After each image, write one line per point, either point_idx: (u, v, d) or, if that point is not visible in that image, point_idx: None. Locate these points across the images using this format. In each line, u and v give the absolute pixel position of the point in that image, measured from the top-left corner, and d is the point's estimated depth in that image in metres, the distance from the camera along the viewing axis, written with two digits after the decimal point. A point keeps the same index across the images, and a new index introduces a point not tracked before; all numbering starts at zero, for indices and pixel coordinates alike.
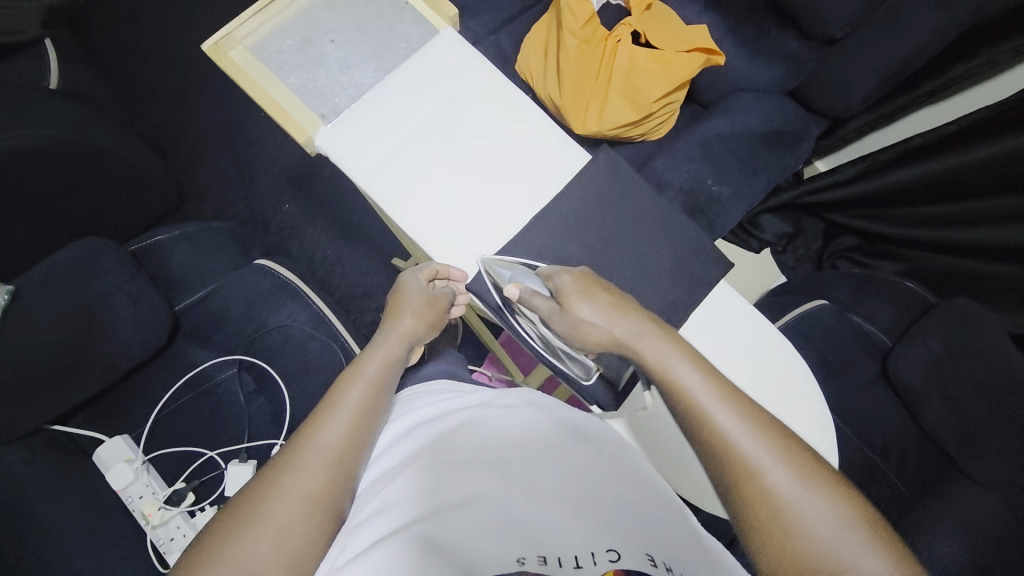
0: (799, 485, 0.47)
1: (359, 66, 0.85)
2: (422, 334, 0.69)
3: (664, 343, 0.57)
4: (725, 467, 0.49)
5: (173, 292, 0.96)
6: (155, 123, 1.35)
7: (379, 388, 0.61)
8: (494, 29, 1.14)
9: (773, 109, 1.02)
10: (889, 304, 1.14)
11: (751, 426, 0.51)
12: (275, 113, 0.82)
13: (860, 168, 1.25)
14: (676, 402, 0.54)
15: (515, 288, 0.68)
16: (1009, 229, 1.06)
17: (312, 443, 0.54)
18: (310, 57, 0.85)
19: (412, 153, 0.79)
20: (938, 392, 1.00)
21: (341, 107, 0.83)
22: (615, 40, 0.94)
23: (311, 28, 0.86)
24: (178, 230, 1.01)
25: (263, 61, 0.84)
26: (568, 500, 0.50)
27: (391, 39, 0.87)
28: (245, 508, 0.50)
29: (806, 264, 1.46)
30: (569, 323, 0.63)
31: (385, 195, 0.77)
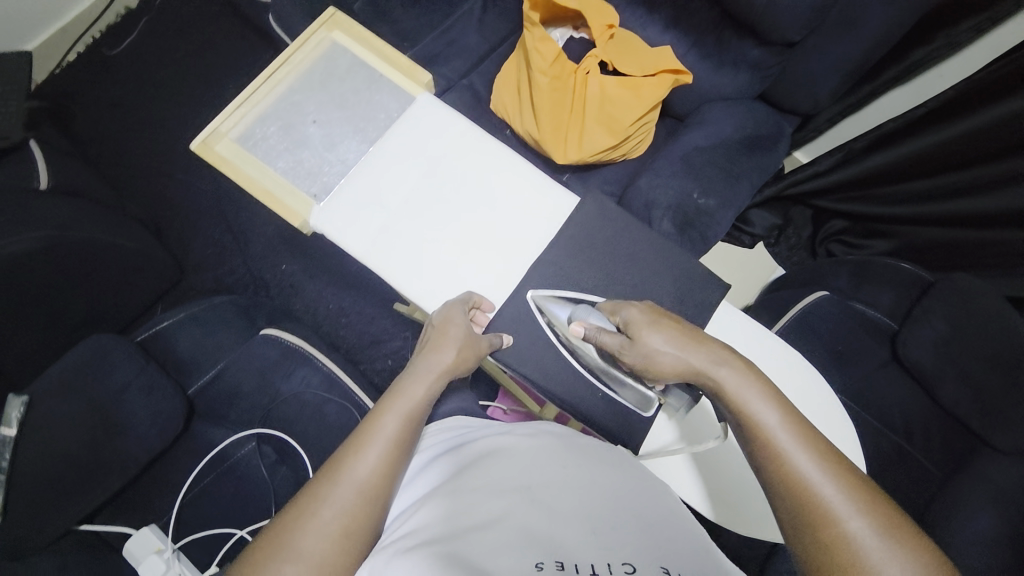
0: (878, 536, 0.46)
1: (345, 143, 0.88)
2: (459, 373, 0.68)
3: (744, 378, 0.57)
4: (800, 512, 0.49)
5: (184, 376, 0.97)
6: (145, 202, 1.37)
7: (412, 420, 0.60)
8: (465, 73, 1.17)
9: (746, 115, 1.04)
10: (889, 288, 1.15)
11: (835, 475, 0.49)
12: (267, 200, 0.84)
13: (838, 157, 1.28)
14: (754, 439, 0.53)
15: (580, 325, 0.70)
16: (998, 195, 1.07)
17: (344, 473, 0.54)
18: (293, 139, 0.87)
19: (405, 217, 0.81)
20: (950, 369, 1.01)
21: (331, 185, 0.85)
22: (583, 72, 0.97)
23: (292, 110, 0.89)
24: (182, 313, 1.01)
25: (250, 150, 0.86)
26: (588, 521, 0.49)
27: (371, 113, 0.90)
28: (278, 531, 0.51)
29: (801, 253, 1.48)
30: (641, 355, 0.63)
31: (387, 261, 0.79)
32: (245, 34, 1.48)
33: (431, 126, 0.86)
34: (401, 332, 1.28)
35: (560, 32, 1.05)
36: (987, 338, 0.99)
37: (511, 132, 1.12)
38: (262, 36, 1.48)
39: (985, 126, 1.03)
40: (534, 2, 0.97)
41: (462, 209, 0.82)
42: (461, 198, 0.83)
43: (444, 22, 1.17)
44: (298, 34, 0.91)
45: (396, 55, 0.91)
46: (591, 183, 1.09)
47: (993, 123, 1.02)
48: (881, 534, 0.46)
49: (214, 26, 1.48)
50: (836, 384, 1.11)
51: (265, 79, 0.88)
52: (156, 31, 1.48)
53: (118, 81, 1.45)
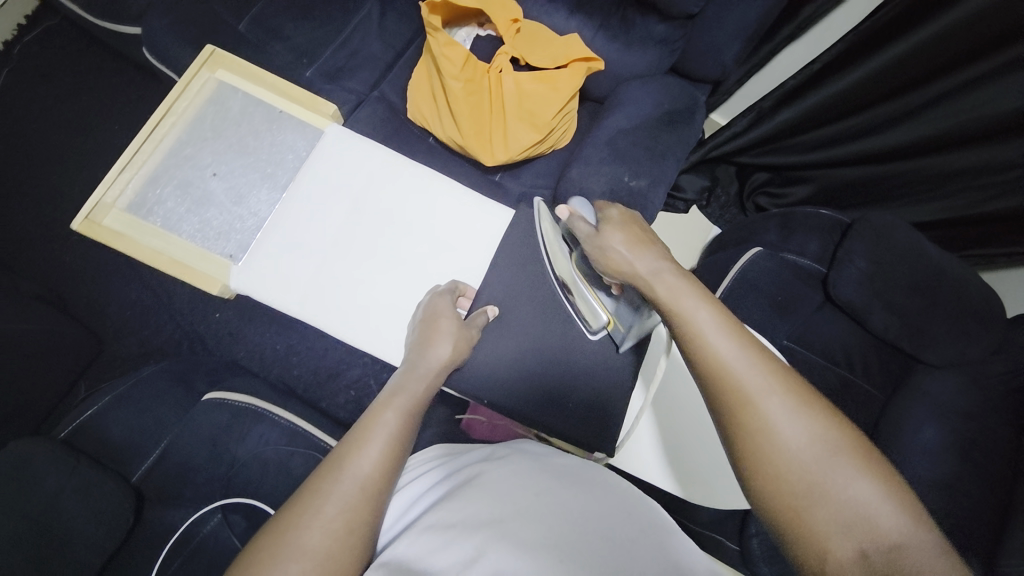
0: (791, 412, 0.49)
1: (254, 192, 0.81)
2: (455, 366, 0.69)
3: (678, 282, 0.60)
4: (721, 397, 0.52)
5: (125, 463, 0.88)
6: (39, 273, 1.22)
7: (411, 413, 0.60)
8: (374, 84, 1.11)
9: (662, 91, 1.06)
10: (815, 234, 1.21)
11: (754, 360, 0.52)
12: (178, 272, 0.77)
13: (752, 116, 1.33)
14: (682, 325, 0.57)
15: (565, 209, 0.75)
16: (902, 129, 1.15)
17: (345, 467, 0.54)
18: (194, 198, 0.80)
19: (337, 262, 0.77)
20: (878, 300, 1.10)
21: (247, 241, 0.78)
22: (497, 71, 0.95)
23: (187, 165, 0.81)
24: (108, 396, 0.92)
25: (145, 218, 0.78)
26: (561, 546, 0.49)
27: (278, 155, 0.83)
28: (280, 528, 0.50)
29: (733, 209, 1.55)
30: (600, 246, 0.68)
31: (325, 313, 0.75)
32: (119, 68, 1.33)
33: (342, 157, 0.81)
34: (358, 360, 1.22)
35: (465, 31, 1.02)
36: (902, 266, 1.10)
37: (435, 140, 1.08)
38: (139, 68, 1.33)
39: (879, 71, 1.11)
40: (433, 4, 0.92)
41: (395, 240, 0.79)
42: (392, 228, 0.80)
43: (342, 32, 1.11)
44: (176, 80, 0.82)
45: (292, 88, 0.85)
46: (524, 179, 1.08)
47: (889, 66, 1.09)
48: (791, 407, 0.49)
49: (83, 64, 1.33)
50: (783, 332, 1.19)
51: (146, 136, 0.80)
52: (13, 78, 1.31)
53: None
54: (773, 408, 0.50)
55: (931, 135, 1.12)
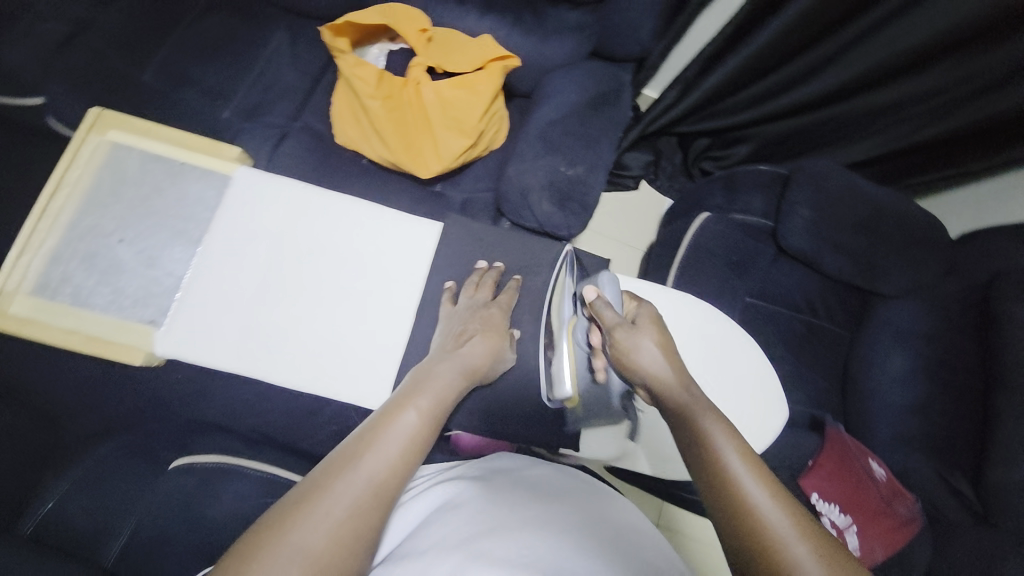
0: (818, 565, 0.47)
1: (166, 252, 0.77)
2: (477, 363, 0.67)
3: (707, 407, 0.63)
4: (743, 527, 0.51)
5: (96, 548, 0.85)
6: None
7: (435, 421, 0.57)
8: (296, 114, 1.08)
9: (585, 77, 1.06)
10: (757, 191, 1.24)
11: (783, 503, 0.52)
12: (97, 349, 0.74)
13: (679, 88, 1.34)
14: (694, 427, 0.61)
15: (593, 291, 0.75)
16: (828, 75, 1.17)
17: (357, 462, 0.49)
18: (101, 269, 0.76)
19: (272, 309, 0.75)
20: (826, 244, 1.14)
21: (166, 305, 0.75)
22: (414, 84, 0.93)
23: (89, 236, 0.77)
24: (67, 482, 0.90)
25: (54, 299, 0.74)
26: (536, 557, 0.48)
27: (186, 210, 0.79)
28: (277, 525, 0.44)
29: (680, 178, 1.57)
30: (625, 339, 0.69)
31: (265, 364, 0.72)
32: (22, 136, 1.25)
33: (267, 198, 0.79)
34: None
35: (376, 48, 1.01)
36: (844, 207, 1.14)
37: (369, 161, 1.06)
38: (45, 133, 1.26)
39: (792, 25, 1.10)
40: (339, 27, 0.92)
41: (329, 275, 0.78)
42: (322, 264, 0.78)
43: (253, 67, 1.08)
44: (63, 150, 0.79)
45: (188, 137, 0.83)
46: (465, 185, 1.08)
47: (796, 26, 1.10)
48: (798, 531, 0.50)
49: None
50: (745, 291, 1.21)
51: (40, 214, 0.76)
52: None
53: None
54: (798, 555, 0.48)
55: (851, 79, 1.16)
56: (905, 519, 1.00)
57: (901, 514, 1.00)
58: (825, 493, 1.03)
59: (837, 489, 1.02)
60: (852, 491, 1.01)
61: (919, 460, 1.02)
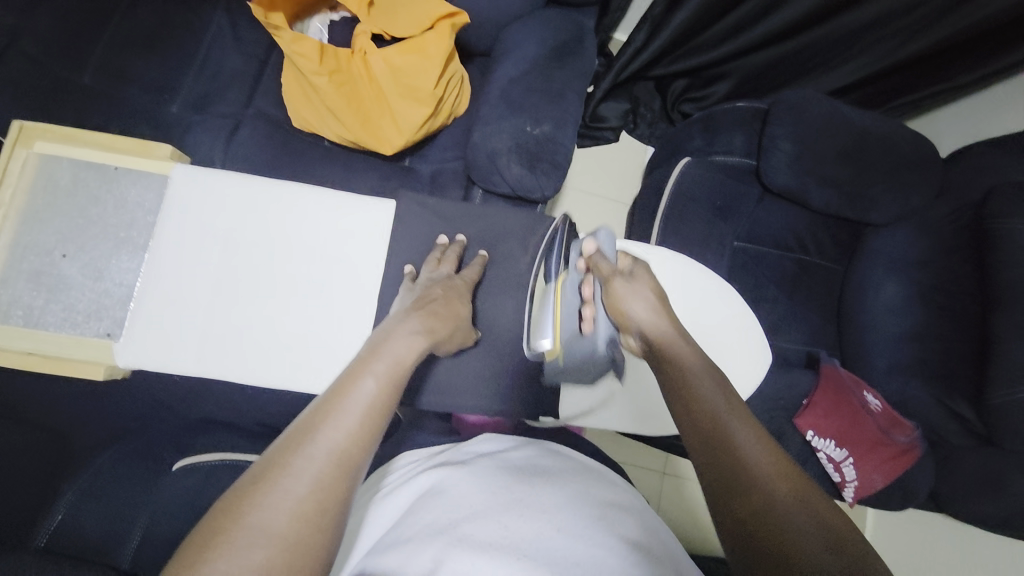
0: (781, 485, 0.49)
1: (112, 261, 0.75)
2: (437, 331, 0.67)
3: (687, 347, 0.65)
4: (713, 451, 0.53)
5: (109, 553, 0.85)
6: None
7: (394, 390, 0.56)
8: (247, 101, 1.03)
9: (544, 27, 1.00)
10: (738, 129, 1.19)
11: (752, 433, 0.54)
12: (57, 368, 0.73)
13: (648, 27, 1.26)
14: (682, 379, 0.61)
15: (591, 244, 0.74)
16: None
17: (315, 437, 0.48)
18: (49, 286, 0.74)
19: (232, 308, 0.74)
20: (812, 178, 1.09)
21: (122, 317, 0.74)
22: (361, 53, 0.89)
23: (31, 254, 0.75)
24: (74, 493, 0.91)
25: (5, 323, 0.72)
26: (516, 541, 0.50)
27: (129, 217, 0.77)
28: (236, 508, 0.43)
29: (660, 124, 1.50)
30: (618, 292, 0.69)
31: (230, 364, 0.72)
32: None
33: (217, 200, 0.77)
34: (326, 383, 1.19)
35: (318, 19, 0.97)
36: (828, 137, 1.09)
37: (330, 142, 1.01)
38: None
39: None
40: (269, 1, 0.84)
41: (285, 268, 0.76)
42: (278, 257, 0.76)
43: (197, 55, 1.03)
44: None
45: (118, 139, 0.79)
46: (432, 157, 1.04)
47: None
48: (776, 475, 0.50)
49: None
50: (732, 235, 1.18)
51: None
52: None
53: None
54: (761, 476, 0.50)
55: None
56: (904, 447, 1.02)
57: (900, 443, 1.02)
58: (822, 430, 1.05)
59: (835, 425, 1.04)
60: (850, 425, 1.04)
61: (918, 387, 1.02)
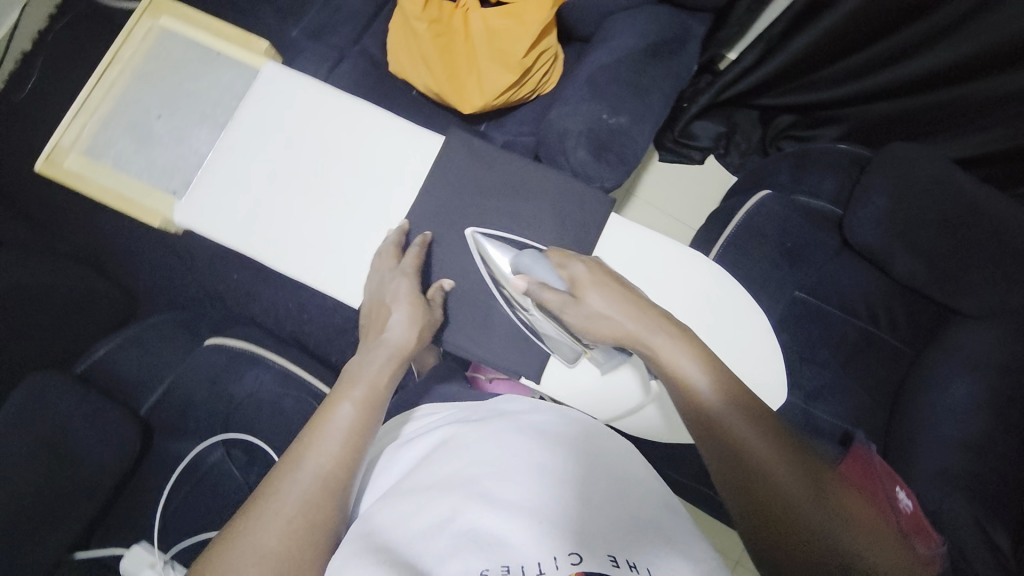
0: (809, 496, 0.49)
1: (194, 131, 0.83)
2: (417, 349, 0.68)
3: (674, 341, 0.59)
4: (737, 474, 0.51)
5: (133, 397, 0.96)
6: (75, 244, 1.27)
7: (371, 409, 0.61)
8: (356, 39, 1.10)
9: (648, 23, 0.98)
10: (831, 171, 1.12)
11: (767, 436, 0.52)
12: (126, 208, 0.82)
13: (761, 49, 1.18)
14: (685, 391, 0.56)
15: (523, 279, 0.68)
16: (950, 44, 1.01)
17: (301, 465, 0.56)
18: (140, 138, 0.84)
19: (277, 199, 0.77)
20: (899, 243, 1.00)
21: (189, 178, 0.81)
22: (463, 11, 0.93)
23: (133, 109, 0.85)
24: (119, 338, 1.00)
25: (98, 160, 0.83)
26: (534, 503, 0.50)
27: (217, 95, 0.85)
28: (241, 528, 0.52)
29: (753, 156, 1.41)
30: (585, 315, 0.63)
31: (261, 247, 0.76)
32: None
33: (294, 96, 0.80)
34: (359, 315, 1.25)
35: None
36: (929, 203, 0.99)
37: (418, 93, 1.07)
38: None
39: None
40: None
41: (330, 174, 0.78)
42: (327, 162, 0.78)
43: None
44: (121, 29, 0.87)
45: (225, 28, 0.88)
46: (508, 127, 1.05)
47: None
48: (801, 482, 0.50)
49: (100, 41, 1.37)
50: (795, 283, 1.09)
51: (96, 84, 0.85)
52: (31, 52, 1.36)
53: (10, 118, 1.33)
54: (791, 492, 0.49)
55: (976, 53, 0.99)
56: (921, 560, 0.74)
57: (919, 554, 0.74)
58: None
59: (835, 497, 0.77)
60: None
61: None
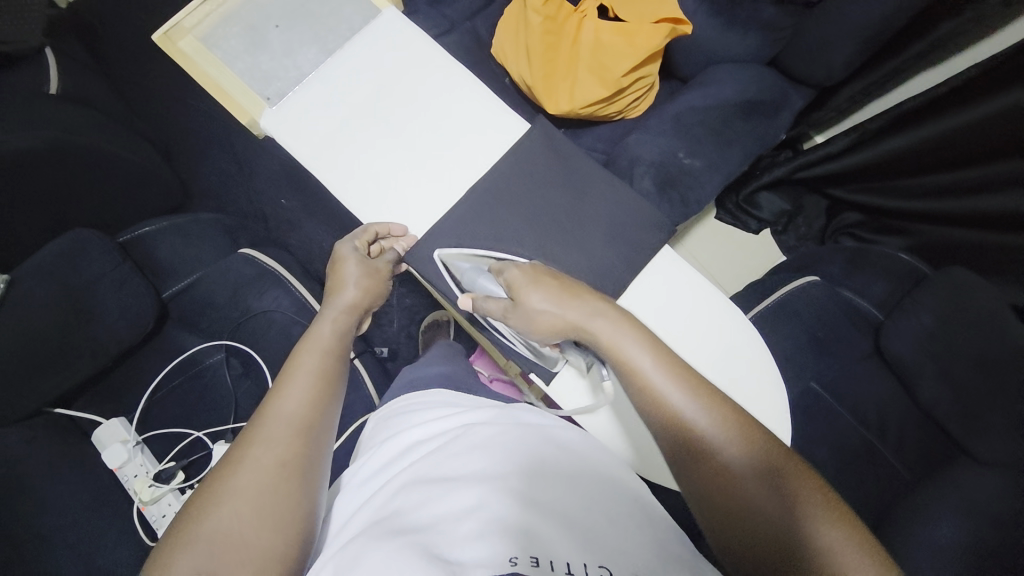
0: (787, 501, 0.49)
1: (304, 52, 0.85)
2: (369, 302, 0.73)
3: (618, 325, 0.60)
4: (717, 484, 0.51)
5: (160, 278, 0.99)
6: (152, 125, 1.33)
7: (333, 355, 0.66)
8: (469, 16, 1.13)
9: (750, 79, 0.99)
10: (883, 278, 1.11)
11: (740, 441, 0.53)
12: (221, 99, 0.86)
13: (853, 138, 1.18)
14: (648, 392, 0.57)
15: (468, 300, 0.70)
16: (1016, 195, 0.98)
17: (275, 414, 0.58)
18: (251, 40, 0.87)
19: (358, 133, 0.79)
20: (931, 367, 0.97)
21: (285, 90, 0.83)
22: (580, 15, 0.94)
23: (253, 11, 0.88)
24: (165, 222, 1.04)
25: (210, 48, 0.87)
26: (542, 500, 0.51)
27: (330, 22, 0.87)
28: (221, 481, 0.54)
29: (809, 242, 1.41)
30: (523, 317, 0.63)
31: (331, 171, 0.78)
32: None
33: (405, 45, 0.83)
34: None
35: None
36: (977, 340, 0.93)
37: (509, 81, 1.09)
38: None
39: None
40: None
41: (410, 126, 0.80)
42: (415, 114, 0.81)
43: None
44: None
45: None
46: (583, 139, 1.07)
47: (996, 117, 0.96)
48: (788, 495, 0.49)
49: None
50: (814, 374, 1.08)
51: None
52: None
53: None
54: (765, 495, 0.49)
55: None
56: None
57: None
58: None
59: None
60: None
61: None
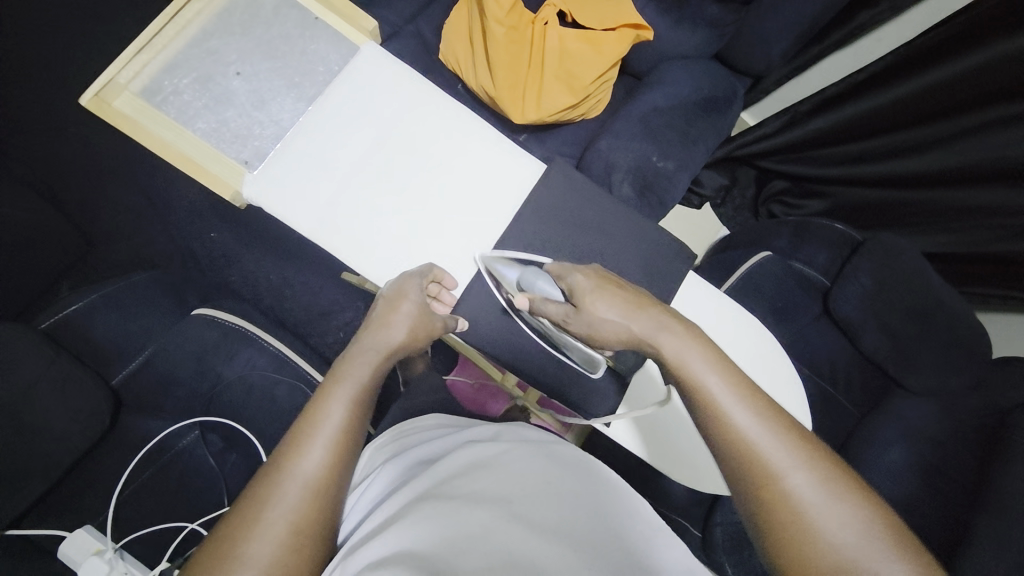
0: (817, 486, 0.47)
1: (277, 100, 0.79)
2: (408, 348, 0.65)
3: (685, 340, 0.56)
4: (744, 469, 0.49)
5: (105, 363, 0.86)
6: (33, 168, 1.10)
7: (362, 407, 0.55)
8: (410, 19, 1.05)
9: (702, 76, 1.03)
10: (825, 247, 1.23)
11: (777, 431, 0.49)
12: (190, 169, 0.76)
13: (784, 120, 1.32)
14: (685, 376, 0.54)
15: (524, 301, 0.68)
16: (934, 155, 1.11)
17: (290, 471, 0.49)
18: (212, 95, 0.78)
19: (353, 186, 0.75)
20: (873, 319, 1.12)
21: (265, 149, 0.77)
22: (541, 23, 0.91)
23: (208, 59, 0.79)
24: (96, 295, 0.88)
25: (157, 107, 0.76)
26: (562, 527, 0.49)
27: (307, 67, 0.81)
28: (224, 552, 0.45)
29: (744, 213, 1.51)
30: (587, 321, 0.62)
31: (327, 231, 0.73)
32: None
33: (391, 82, 0.79)
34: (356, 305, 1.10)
35: None
36: (904, 290, 1.11)
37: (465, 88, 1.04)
38: None
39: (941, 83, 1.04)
40: None
41: (413, 173, 0.77)
42: (412, 159, 0.77)
43: None
44: None
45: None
46: (550, 144, 1.05)
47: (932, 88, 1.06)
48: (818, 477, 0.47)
49: None
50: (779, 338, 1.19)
51: (167, 23, 0.78)
52: None
53: None
54: (797, 483, 0.47)
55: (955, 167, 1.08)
56: None
57: None
58: None
59: None
60: None
61: None
